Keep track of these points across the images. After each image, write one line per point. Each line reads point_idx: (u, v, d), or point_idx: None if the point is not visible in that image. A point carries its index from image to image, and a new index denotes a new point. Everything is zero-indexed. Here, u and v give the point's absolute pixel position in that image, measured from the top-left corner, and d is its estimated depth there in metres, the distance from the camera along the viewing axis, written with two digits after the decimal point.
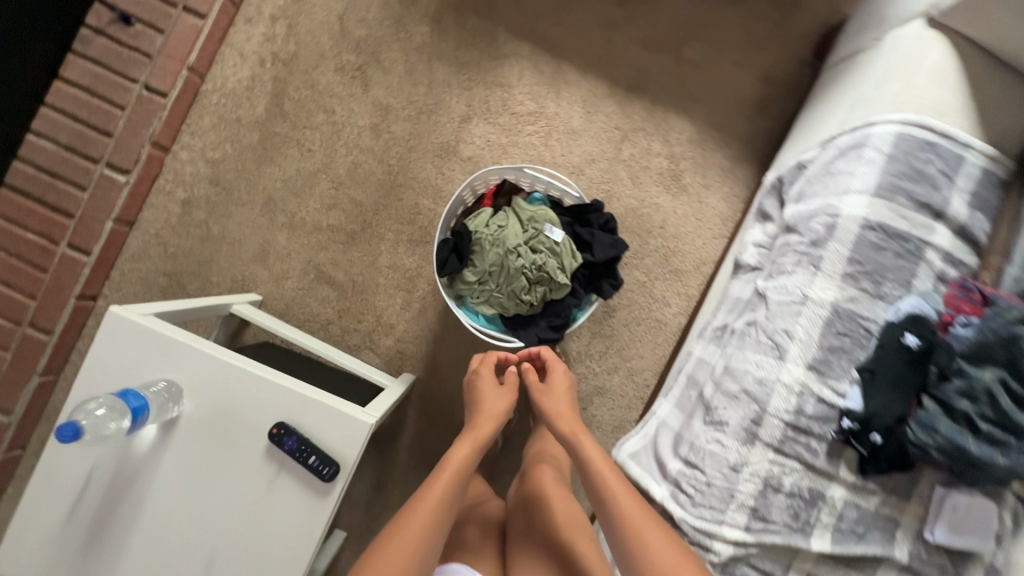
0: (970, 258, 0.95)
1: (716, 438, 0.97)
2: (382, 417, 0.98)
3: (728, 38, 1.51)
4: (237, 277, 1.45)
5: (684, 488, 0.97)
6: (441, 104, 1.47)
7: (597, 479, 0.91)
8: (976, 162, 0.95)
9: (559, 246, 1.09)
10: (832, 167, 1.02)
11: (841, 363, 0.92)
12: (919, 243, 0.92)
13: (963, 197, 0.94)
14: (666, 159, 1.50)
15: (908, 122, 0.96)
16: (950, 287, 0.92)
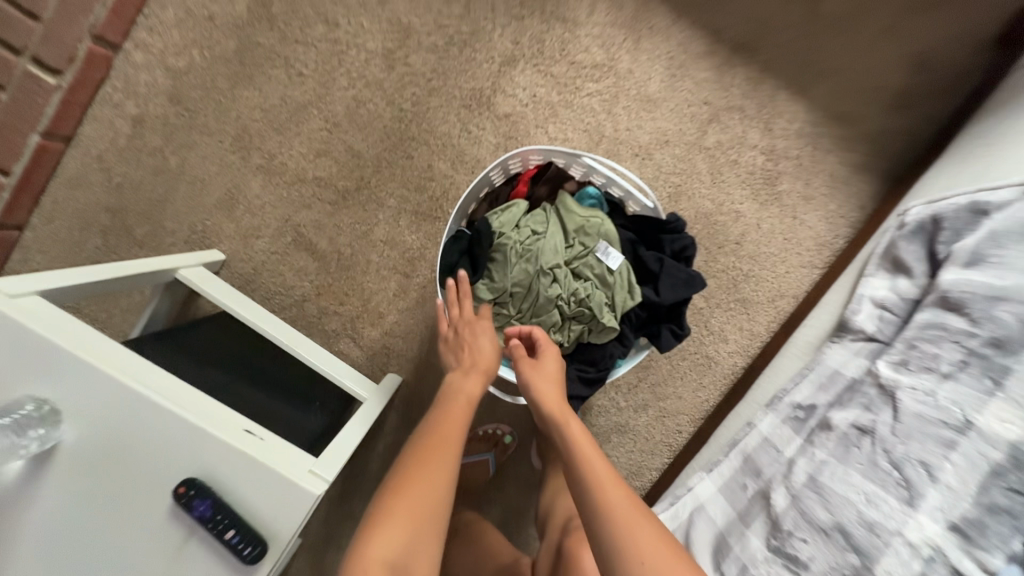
0: None
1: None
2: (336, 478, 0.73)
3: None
4: (195, 226, 1.15)
5: None
6: (479, 35, 1.10)
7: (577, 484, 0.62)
8: None
9: (612, 276, 0.79)
10: None
11: (1000, 529, 0.61)
12: None
13: None
14: (763, 154, 1.13)
15: None
16: None
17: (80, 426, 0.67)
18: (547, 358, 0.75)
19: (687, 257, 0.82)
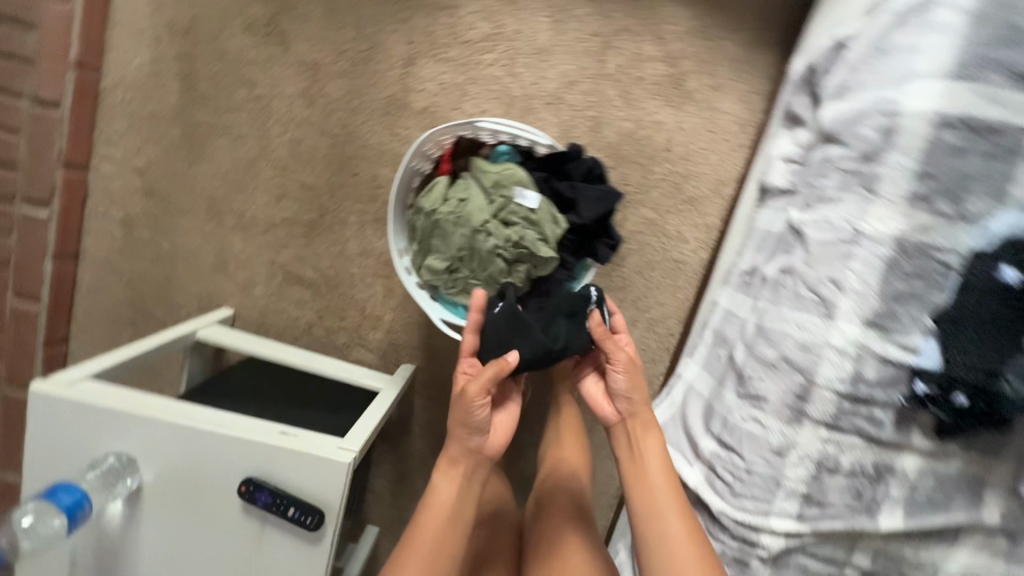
0: None
1: (758, 421, 0.80)
2: (362, 449, 0.87)
3: None
4: (202, 293, 1.31)
5: (721, 474, 0.83)
6: (377, 47, 1.19)
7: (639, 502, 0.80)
8: None
9: (536, 214, 0.88)
10: (885, 42, 0.74)
11: (910, 312, 0.71)
12: (1018, 134, 0.66)
13: None
14: (663, 63, 1.21)
15: None
16: None
17: (155, 464, 0.83)
18: (631, 372, 0.86)
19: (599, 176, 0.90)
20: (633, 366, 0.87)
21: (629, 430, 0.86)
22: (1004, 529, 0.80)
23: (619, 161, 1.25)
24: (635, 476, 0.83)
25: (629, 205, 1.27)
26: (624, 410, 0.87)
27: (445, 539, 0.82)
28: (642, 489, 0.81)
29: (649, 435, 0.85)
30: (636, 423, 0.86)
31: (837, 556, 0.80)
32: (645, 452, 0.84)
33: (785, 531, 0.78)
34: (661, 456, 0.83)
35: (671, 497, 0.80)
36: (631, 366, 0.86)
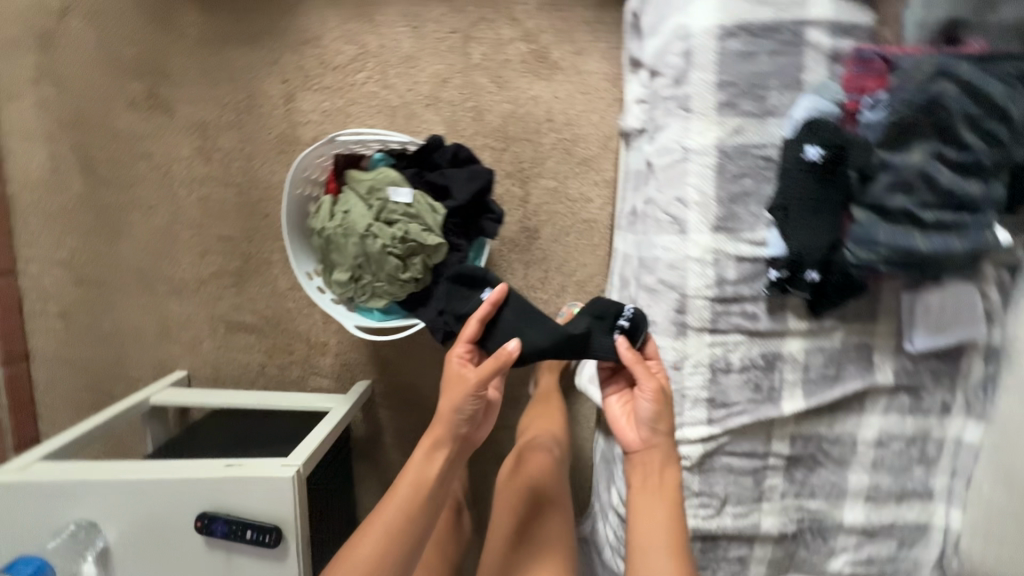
0: (863, 17, 0.72)
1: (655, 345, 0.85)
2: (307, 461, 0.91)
3: None
4: (153, 361, 1.36)
5: None
6: (255, 92, 1.25)
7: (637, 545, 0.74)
8: None
9: (414, 208, 0.94)
10: None
11: (749, 209, 0.76)
12: (792, 27, 0.72)
13: None
14: (524, 41, 1.27)
15: None
16: (846, 65, 0.72)
17: (115, 523, 0.88)
18: (659, 402, 0.75)
19: (466, 158, 0.96)
20: (662, 399, 0.76)
21: (642, 458, 0.77)
22: (902, 387, 0.85)
23: (508, 142, 1.31)
24: (637, 509, 0.76)
25: (530, 180, 1.33)
26: (649, 438, 0.77)
27: (417, 510, 0.80)
28: (642, 524, 0.75)
29: (668, 465, 0.76)
30: (650, 452, 0.77)
31: (757, 448, 0.85)
32: (658, 482, 0.76)
33: (700, 438, 0.84)
34: (673, 492, 0.76)
35: (672, 534, 0.73)
36: (660, 396, 0.75)
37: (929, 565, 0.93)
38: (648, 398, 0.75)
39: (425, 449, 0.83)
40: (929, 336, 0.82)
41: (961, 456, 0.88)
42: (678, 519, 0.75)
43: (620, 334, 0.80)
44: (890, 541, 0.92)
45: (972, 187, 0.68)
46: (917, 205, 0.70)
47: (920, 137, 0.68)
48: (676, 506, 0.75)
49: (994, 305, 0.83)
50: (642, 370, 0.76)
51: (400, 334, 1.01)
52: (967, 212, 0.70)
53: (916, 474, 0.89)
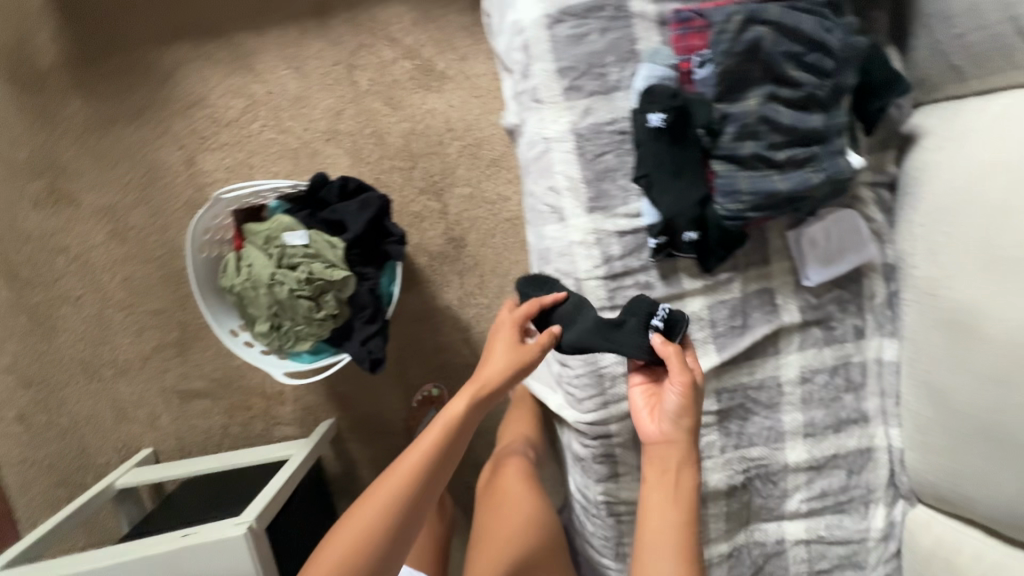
0: None
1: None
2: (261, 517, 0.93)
3: None
4: (118, 445, 1.37)
5: (568, 389, 0.88)
6: (156, 165, 1.27)
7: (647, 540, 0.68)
8: None
9: (313, 247, 0.95)
10: None
11: (617, 184, 0.78)
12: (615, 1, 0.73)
13: None
14: (406, 58, 1.28)
15: None
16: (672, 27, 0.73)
17: None
18: (686, 399, 0.70)
19: (354, 187, 0.98)
20: (691, 395, 0.70)
21: (661, 450, 0.71)
22: (811, 321, 0.87)
23: (415, 159, 1.32)
24: (649, 511, 0.70)
25: (445, 191, 1.34)
26: (673, 433, 0.71)
27: (438, 468, 0.75)
28: (654, 531, 0.68)
29: (683, 463, 0.71)
30: (673, 444, 0.71)
31: None
32: (673, 477, 0.70)
33: (626, 412, 0.86)
34: (687, 491, 0.70)
35: (679, 532, 0.68)
36: (690, 392, 0.70)
37: (881, 485, 0.95)
38: (678, 393, 0.69)
39: (471, 398, 0.74)
40: (823, 268, 0.83)
41: (885, 375, 0.90)
42: (689, 516, 0.69)
43: (655, 331, 0.73)
44: (838, 471, 0.94)
45: (814, 120, 0.69)
46: (767, 147, 0.70)
47: (753, 83, 0.68)
48: (689, 503, 0.70)
49: (879, 224, 0.84)
50: (680, 364, 0.70)
51: (333, 370, 1.02)
52: (817, 144, 0.71)
53: (848, 402, 0.91)
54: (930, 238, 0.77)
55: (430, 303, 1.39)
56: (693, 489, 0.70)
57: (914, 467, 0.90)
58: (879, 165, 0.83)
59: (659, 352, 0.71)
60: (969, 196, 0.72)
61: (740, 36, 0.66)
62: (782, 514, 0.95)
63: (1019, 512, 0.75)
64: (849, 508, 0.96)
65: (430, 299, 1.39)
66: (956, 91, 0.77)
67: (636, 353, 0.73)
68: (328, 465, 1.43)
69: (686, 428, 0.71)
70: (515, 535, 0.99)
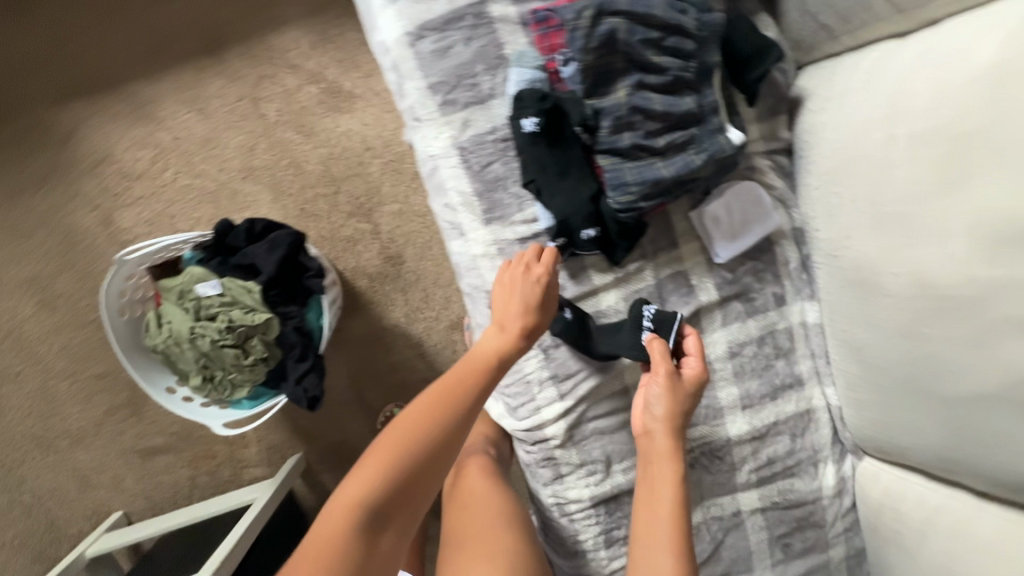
0: None
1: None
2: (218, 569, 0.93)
3: None
4: (88, 512, 1.36)
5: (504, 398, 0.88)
6: (74, 228, 1.25)
7: (642, 528, 0.73)
8: None
9: (231, 294, 0.95)
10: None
11: (509, 192, 0.77)
12: (473, 9, 0.72)
13: None
14: (311, 83, 1.25)
15: None
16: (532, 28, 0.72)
17: None
18: (667, 393, 0.77)
19: (262, 229, 0.98)
20: (673, 390, 0.77)
21: (647, 444, 0.79)
22: (730, 296, 0.87)
23: (338, 183, 1.29)
24: (641, 501, 0.76)
25: (373, 211, 1.31)
26: (658, 426, 0.78)
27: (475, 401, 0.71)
28: (647, 519, 0.74)
29: (665, 455, 0.76)
30: (657, 436, 0.77)
31: (618, 404, 0.87)
32: (658, 467, 0.76)
33: (558, 415, 0.85)
34: (670, 480, 0.75)
35: (668, 519, 0.72)
36: (671, 385, 0.77)
37: (826, 444, 0.96)
38: (658, 387, 0.77)
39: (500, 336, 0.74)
40: (731, 244, 0.83)
41: (811, 337, 0.91)
42: (678, 503, 0.74)
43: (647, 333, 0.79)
44: (781, 437, 0.94)
45: (685, 102, 0.69)
46: (644, 136, 0.70)
47: (618, 74, 0.68)
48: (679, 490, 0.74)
49: (781, 191, 0.85)
50: (661, 356, 0.77)
51: (272, 413, 1.01)
52: (693, 125, 0.70)
53: (780, 368, 0.92)
54: (824, 200, 0.77)
55: (378, 324, 1.36)
56: (678, 478, 0.75)
57: (851, 423, 0.91)
58: (773, 132, 0.83)
59: (645, 348, 0.79)
60: (850, 155, 0.72)
61: (594, 30, 0.65)
62: (735, 487, 0.96)
63: (947, 456, 0.76)
64: (799, 471, 0.96)
65: (378, 321, 1.36)
66: (830, 50, 0.76)
67: (633, 353, 0.79)
68: (303, 501, 1.42)
69: (665, 419, 0.78)
70: (493, 530, 0.91)
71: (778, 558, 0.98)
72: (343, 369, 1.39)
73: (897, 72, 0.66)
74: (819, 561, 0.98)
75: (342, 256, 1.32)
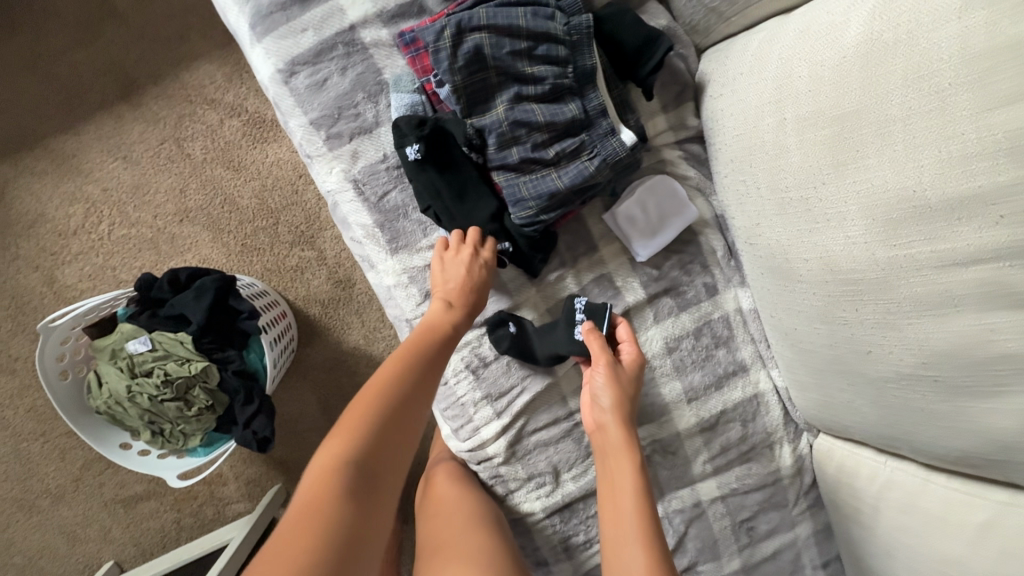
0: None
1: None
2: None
3: None
4: (80, 565, 1.35)
5: (445, 421, 0.87)
6: (19, 292, 1.24)
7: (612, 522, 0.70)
8: None
9: (163, 346, 0.96)
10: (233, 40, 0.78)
11: (411, 219, 0.75)
12: (343, 38, 0.71)
13: None
14: (234, 116, 1.23)
15: None
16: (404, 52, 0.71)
17: None
18: (609, 381, 0.77)
19: (187, 277, 0.99)
20: (616, 379, 0.77)
21: (601, 440, 0.77)
22: (660, 291, 0.85)
23: (275, 214, 1.25)
24: (606, 501, 0.72)
25: (315, 237, 1.27)
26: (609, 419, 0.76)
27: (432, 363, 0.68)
28: (614, 517, 0.70)
29: (621, 446, 0.74)
30: (608, 428, 0.76)
31: (557, 413, 0.86)
32: (617, 460, 0.74)
33: (497, 433, 0.84)
34: (629, 471, 0.72)
35: (634, 511, 0.68)
36: (611, 372, 0.77)
37: (779, 425, 0.93)
38: (600, 378, 0.77)
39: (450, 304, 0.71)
40: (650, 242, 0.81)
41: (749, 322, 0.89)
42: (640, 493, 0.70)
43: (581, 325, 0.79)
44: (733, 426, 0.91)
45: (568, 110, 0.68)
46: (532, 149, 0.69)
47: (495, 91, 0.68)
48: (640, 479, 0.71)
49: (696, 179, 0.83)
50: (598, 346, 0.77)
51: (226, 457, 1.01)
52: (581, 132, 0.70)
53: (722, 356, 0.89)
54: (733, 187, 0.76)
55: (336, 349, 1.30)
56: (638, 466, 0.73)
57: (799, 403, 0.90)
58: (681, 121, 0.81)
59: (582, 343, 0.79)
60: (748, 141, 0.70)
61: (458, 49, 0.65)
62: (692, 479, 0.92)
63: (886, 434, 0.74)
64: (754, 455, 0.93)
65: (337, 345, 1.30)
66: (724, 31, 0.76)
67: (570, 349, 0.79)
68: None
69: (615, 410, 0.76)
70: (458, 542, 0.76)
71: (743, 542, 0.94)
72: (310, 396, 1.31)
73: (778, 56, 0.65)
74: (785, 540, 0.96)
75: (291, 287, 1.27)
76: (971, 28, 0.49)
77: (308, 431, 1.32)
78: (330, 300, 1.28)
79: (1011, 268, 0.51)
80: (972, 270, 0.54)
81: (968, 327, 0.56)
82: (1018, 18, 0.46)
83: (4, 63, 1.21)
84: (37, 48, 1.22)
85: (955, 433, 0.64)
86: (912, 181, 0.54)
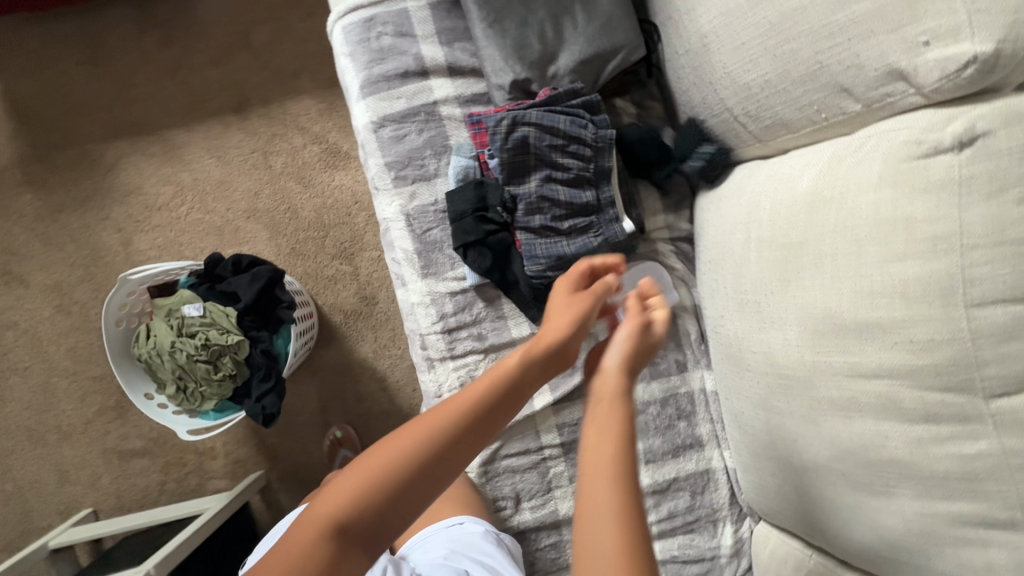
0: (479, 86, 0.95)
1: (424, 385, 0.95)
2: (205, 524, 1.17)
3: (283, 16, 1.51)
4: (61, 506, 1.42)
5: None
6: (96, 247, 1.43)
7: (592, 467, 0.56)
8: (419, 6, 0.95)
9: (208, 316, 1.12)
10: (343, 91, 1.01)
11: (442, 254, 0.92)
12: (425, 108, 0.93)
13: (431, 41, 0.94)
14: (316, 143, 1.47)
15: (346, 20, 0.95)
16: (469, 126, 0.92)
17: None
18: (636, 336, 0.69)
19: (247, 264, 1.16)
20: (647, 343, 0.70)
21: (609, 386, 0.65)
22: None
23: (327, 229, 1.45)
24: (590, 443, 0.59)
25: (356, 256, 1.45)
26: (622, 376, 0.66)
27: (470, 431, 0.58)
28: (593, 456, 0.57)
29: (614, 399, 0.63)
30: (607, 378, 0.66)
31: (527, 444, 0.97)
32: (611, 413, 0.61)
33: None
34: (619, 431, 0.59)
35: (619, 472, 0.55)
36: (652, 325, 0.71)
37: (724, 504, 1.01)
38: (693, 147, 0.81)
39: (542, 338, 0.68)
40: None
41: (710, 403, 1.01)
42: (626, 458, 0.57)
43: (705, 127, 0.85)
44: (682, 493, 1.00)
45: (584, 197, 0.88)
46: (551, 220, 0.88)
47: (532, 170, 0.88)
48: (624, 443, 0.58)
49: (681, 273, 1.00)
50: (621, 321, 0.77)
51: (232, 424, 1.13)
52: (592, 215, 0.89)
53: (682, 428, 1.01)
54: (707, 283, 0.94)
55: (348, 356, 1.44)
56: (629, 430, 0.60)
57: (743, 485, 0.98)
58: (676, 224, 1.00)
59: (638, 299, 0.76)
60: (721, 249, 0.89)
61: (509, 136, 0.86)
62: None
63: (806, 523, 0.84)
64: (697, 527, 1.01)
65: (348, 354, 1.44)
66: None
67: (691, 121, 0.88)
68: (259, 518, 1.42)
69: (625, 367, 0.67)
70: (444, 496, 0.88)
71: None
72: (312, 393, 1.44)
73: (751, 190, 0.84)
74: None
75: (323, 293, 1.44)
76: (882, 200, 0.66)
77: (301, 425, 1.43)
78: (352, 312, 1.44)
79: (901, 386, 0.65)
80: (875, 382, 0.67)
81: (867, 431, 0.69)
82: (915, 200, 0.63)
83: (151, 65, 1.48)
84: (178, 59, 1.49)
85: (855, 526, 0.75)
86: (833, 304, 0.70)
